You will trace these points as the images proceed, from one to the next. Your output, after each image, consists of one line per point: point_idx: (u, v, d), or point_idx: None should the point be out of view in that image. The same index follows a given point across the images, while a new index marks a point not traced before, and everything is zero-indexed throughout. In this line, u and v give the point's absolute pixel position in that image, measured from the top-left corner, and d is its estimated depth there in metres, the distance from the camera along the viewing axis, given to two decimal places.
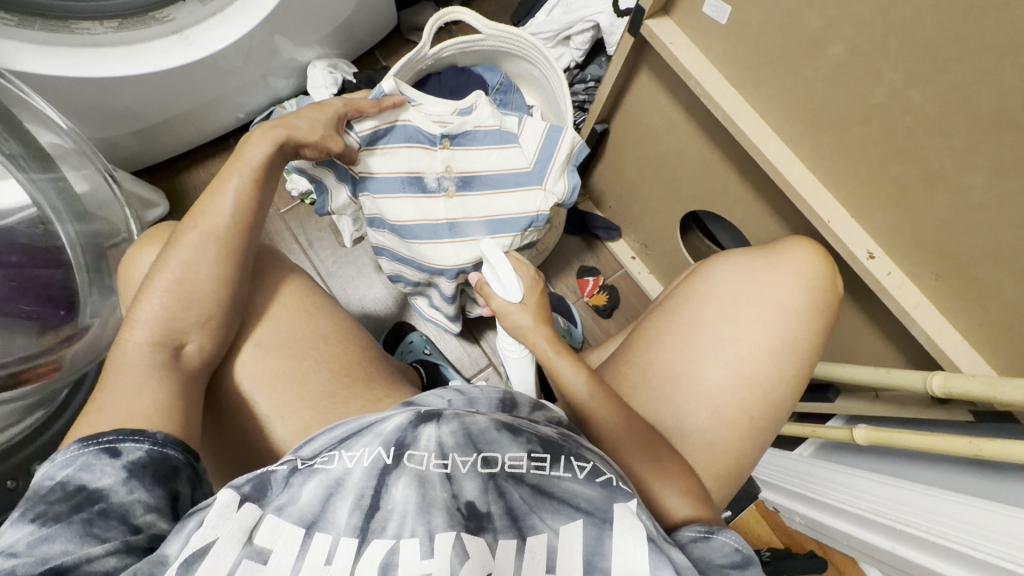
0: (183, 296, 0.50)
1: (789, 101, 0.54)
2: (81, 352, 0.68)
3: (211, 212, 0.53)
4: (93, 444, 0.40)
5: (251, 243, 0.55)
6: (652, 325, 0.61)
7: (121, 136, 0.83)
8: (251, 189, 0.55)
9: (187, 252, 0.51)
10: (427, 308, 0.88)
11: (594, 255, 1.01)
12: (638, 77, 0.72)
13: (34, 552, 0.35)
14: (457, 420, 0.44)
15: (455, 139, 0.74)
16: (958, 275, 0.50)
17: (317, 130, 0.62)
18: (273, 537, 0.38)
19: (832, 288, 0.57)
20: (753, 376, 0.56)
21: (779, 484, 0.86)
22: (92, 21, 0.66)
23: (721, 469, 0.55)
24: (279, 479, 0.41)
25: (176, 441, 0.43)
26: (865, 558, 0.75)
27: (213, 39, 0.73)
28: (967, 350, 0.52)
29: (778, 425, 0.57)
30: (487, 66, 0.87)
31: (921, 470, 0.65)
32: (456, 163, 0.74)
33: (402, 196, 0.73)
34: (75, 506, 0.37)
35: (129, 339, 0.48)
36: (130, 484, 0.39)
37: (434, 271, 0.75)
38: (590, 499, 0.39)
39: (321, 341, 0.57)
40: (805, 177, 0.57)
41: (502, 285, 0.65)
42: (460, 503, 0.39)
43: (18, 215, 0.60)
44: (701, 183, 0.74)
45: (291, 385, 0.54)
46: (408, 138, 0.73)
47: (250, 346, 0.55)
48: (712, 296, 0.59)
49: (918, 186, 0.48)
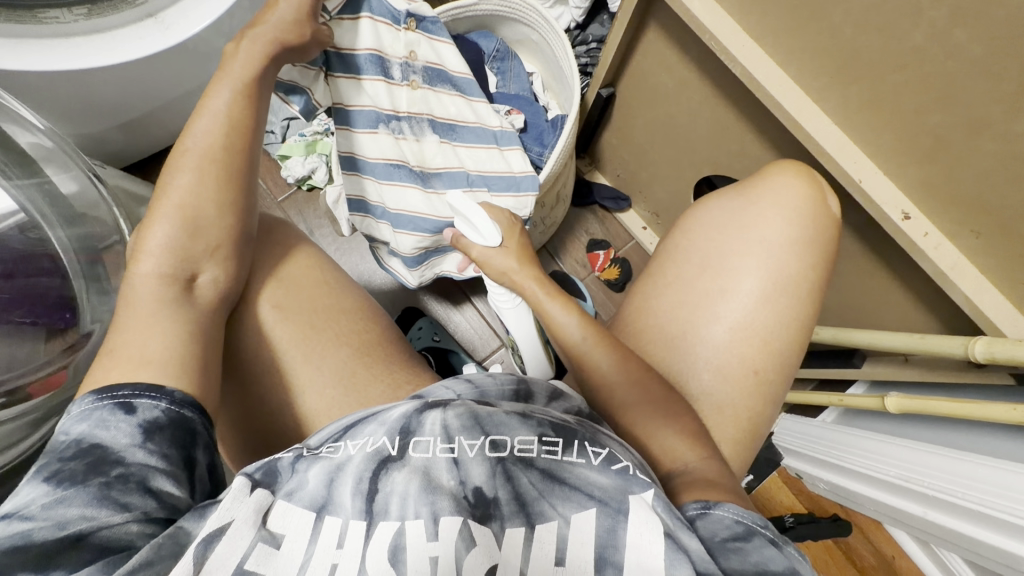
0: (188, 222, 0.47)
1: (814, 46, 0.50)
2: (84, 361, 0.63)
3: (191, 142, 0.49)
4: (108, 398, 0.38)
5: (249, 206, 0.51)
6: (655, 285, 0.57)
7: (104, 129, 0.80)
8: (239, 116, 0.51)
9: (189, 177, 0.48)
10: (387, 256, 0.79)
11: (603, 227, 0.96)
12: (646, 32, 0.67)
13: (49, 515, 0.32)
14: (464, 405, 0.42)
15: (421, 21, 0.68)
16: (1006, 232, 0.45)
17: (306, 31, 0.54)
18: (286, 523, 0.36)
19: (827, 209, 0.54)
20: (747, 326, 0.53)
21: (804, 452, 0.83)
22: (61, 8, 0.63)
23: (730, 428, 0.52)
24: (285, 465, 0.40)
25: (193, 401, 0.40)
26: (890, 520, 0.74)
27: (191, 19, 0.69)
28: (1008, 312, 0.48)
29: (791, 371, 0.54)
30: (482, 30, 0.82)
31: (956, 435, 0.62)
32: (419, 48, 0.69)
33: (367, 79, 0.66)
34: (91, 466, 0.34)
35: (136, 273, 0.46)
36: (146, 447, 0.36)
37: (392, 168, 0.70)
38: (604, 488, 0.37)
39: (331, 318, 0.55)
40: (829, 133, 0.53)
41: (480, 233, 0.64)
42: (467, 490, 0.38)
43: (3, 220, 0.57)
44: (715, 145, 0.70)
45: (309, 360, 0.52)
46: (372, 9, 0.63)
47: (267, 312, 0.53)
48: (694, 248, 0.56)
49: (962, 136, 0.44)
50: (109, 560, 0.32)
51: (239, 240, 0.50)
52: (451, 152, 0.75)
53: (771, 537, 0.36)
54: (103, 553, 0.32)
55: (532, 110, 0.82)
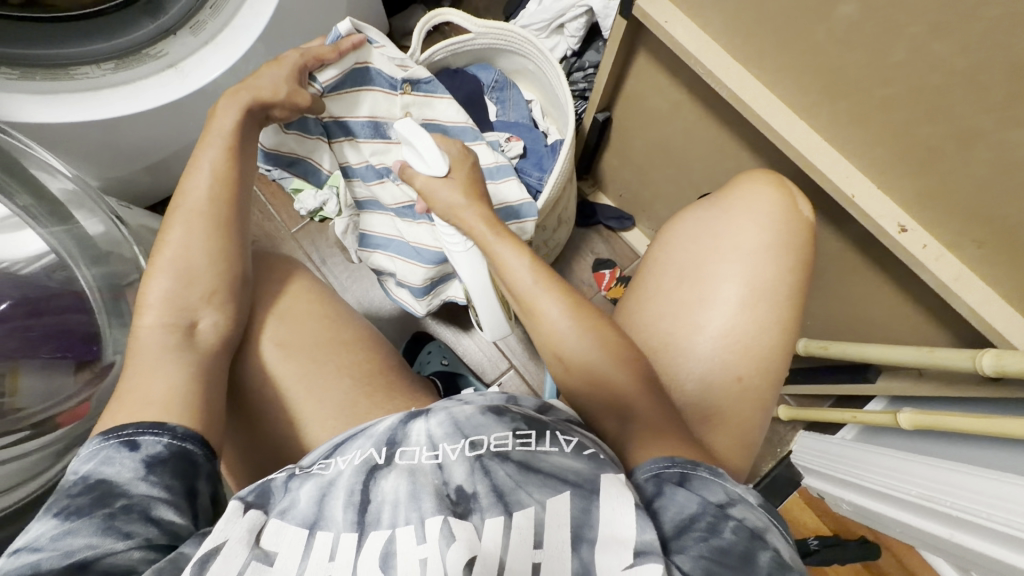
0: (184, 272, 0.50)
1: (799, 67, 0.50)
2: (105, 394, 0.65)
3: (189, 193, 0.53)
4: (114, 437, 0.40)
5: (240, 239, 0.54)
6: (634, 303, 0.57)
7: (130, 173, 0.85)
8: (226, 161, 0.55)
9: (179, 233, 0.51)
10: (395, 288, 0.80)
11: (608, 247, 0.97)
12: (636, 59, 0.69)
13: (58, 546, 0.34)
14: (444, 412, 0.44)
15: (418, 85, 0.72)
16: (1005, 240, 0.45)
17: (281, 88, 0.59)
18: (279, 540, 0.37)
19: (797, 213, 0.54)
20: (729, 333, 0.52)
21: (823, 472, 0.80)
22: (91, 65, 0.69)
23: (726, 439, 0.51)
24: (279, 485, 0.42)
25: (195, 435, 0.42)
26: (923, 544, 0.70)
27: (209, 68, 0.74)
28: (1014, 321, 0.47)
29: (780, 378, 0.53)
30: (481, 63, 0.86)
31: (978, 451, 0.60)
32: (416, 109, 0.73)
33: (361, 140, 0.73)
34: (96, 500, 0.37)
35: (141, 325, 0.48)
36: (148, 479, 0.38)
37: (405, 210, 0.76)
38: (578, 471, 0.38)
39: (335, 350, 0.56)
40: (821, 150, 0.53)
41: (427, 162, 0.63)
42: (450, 488, 0.39)
43: (39, 261, 0.61)
44: (711, 163, 0.70)
45: (313, 390, 0.54)
46: (370, 81, 0.69)
47: (272, 348, 0.55)
48: (671, 261, 0.57)
49: (950, 149, 0.44)
50: None
51: (232, 282, 0.52)
52: None
53: (683, 476, 0.37)
54: None
55: (531, 137, 0.84)
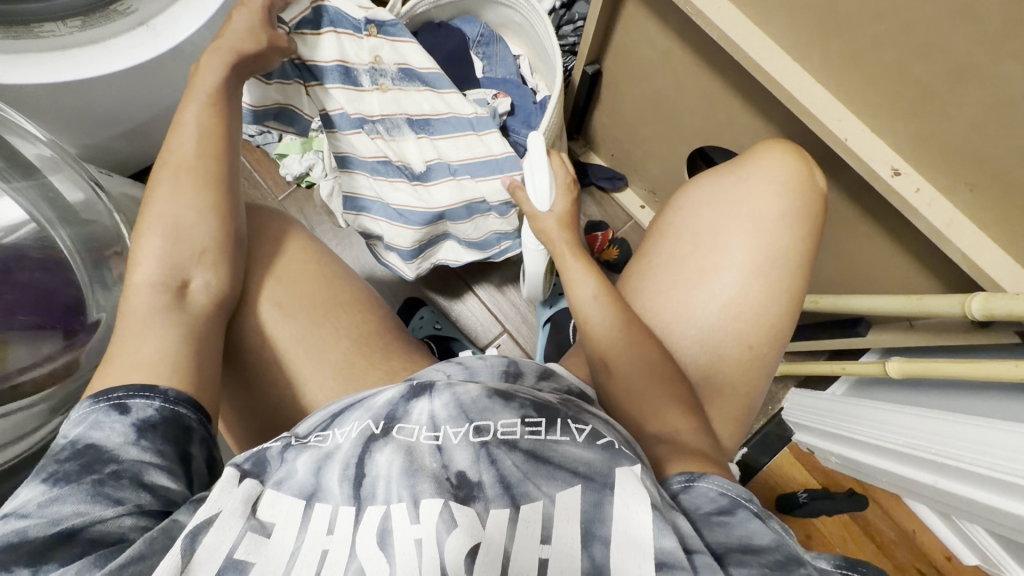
0: (173, 231, 0.49)
1: (788, 6, 0.48)
2: (95, 353, 0.63)
3: (175, 147, 0.51)
4: (104, 400, 0.39)
5: (234, 195, 0.53)
6: (646, 268, 0.56)
7: (108, 139, 0.83)
8: (204, 116, 0.53)
9: (167, 189, 0.50)
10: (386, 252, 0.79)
11: (600, 208, 0.95)
12: (625, 6, 0.66)
13: (45, 513, 0.34)
14: (448, 391, 0.42)
15: (384, 26, 0.71)
16: (997, 181, 0.44)
17: (260, 36, 0.57)
18: (274, 511, 0.38)
19: (809, 182, 0.53)
20: (738, 300, 0.52)
21: (814, 427, 0.81)
22: (55, 22, 0.66)
23: (728, 408, 0.52)
24: (275, 454, 0.41)
25: (188, 398, 0.42)
26: (906, 493, 0.72)
27: (181, 24, 0.71)
28: (1004, 265, 0.47)
29: (783, 345, 0.53)
30: (466, 16, 0.83)
31: (965, 400, 0.60)
32: (384, 52, 0.72)
33: (332, 86, 0.70)
34: (85, 466, 0.36)
35: (132, 283, 0.47)
36: (140, 444, 0.38)
37: (380, 165, 0.73)
38: (590, 463, 0.38)
39: (324, 311, 0.56)
40: (814, 93, 0.51)
41: (546, 188, 0.63)
42: (450, 473, 0.39)
43: (22, 229, 0.60)
44: (703, 116, 0.68)
45: (301, 350, 0.53)
46: (334, 23, 0.69)
47: (270, 308, 0.54)
48: (685, 225, 0.55)
49: (945, 86, 0.42)
50: (103, 552, 0.34)
51: (227, 241, 0.51)
52: (430, 145, 0.75)
53: (756, 510, 0.36)
54: (96, 547, 0.34)
55: (519, 93, 0.81)
